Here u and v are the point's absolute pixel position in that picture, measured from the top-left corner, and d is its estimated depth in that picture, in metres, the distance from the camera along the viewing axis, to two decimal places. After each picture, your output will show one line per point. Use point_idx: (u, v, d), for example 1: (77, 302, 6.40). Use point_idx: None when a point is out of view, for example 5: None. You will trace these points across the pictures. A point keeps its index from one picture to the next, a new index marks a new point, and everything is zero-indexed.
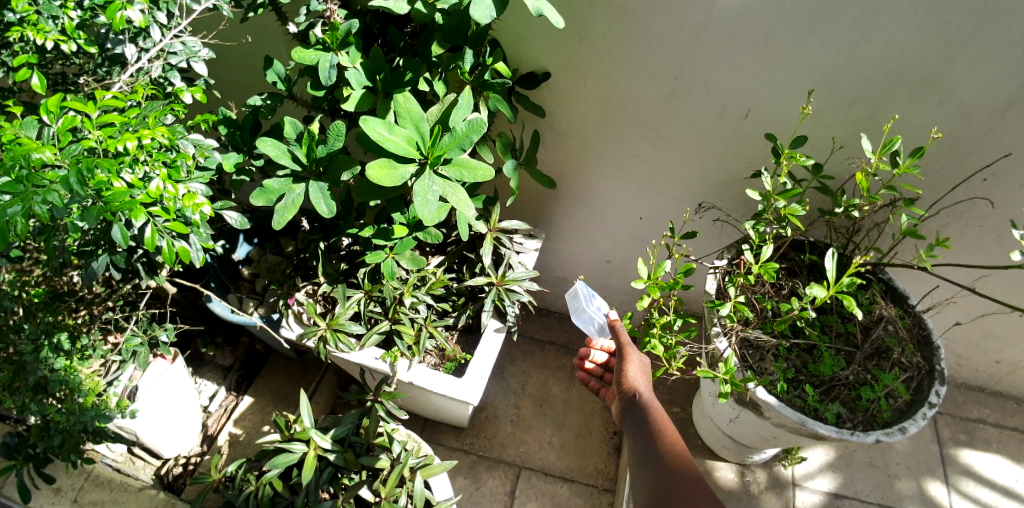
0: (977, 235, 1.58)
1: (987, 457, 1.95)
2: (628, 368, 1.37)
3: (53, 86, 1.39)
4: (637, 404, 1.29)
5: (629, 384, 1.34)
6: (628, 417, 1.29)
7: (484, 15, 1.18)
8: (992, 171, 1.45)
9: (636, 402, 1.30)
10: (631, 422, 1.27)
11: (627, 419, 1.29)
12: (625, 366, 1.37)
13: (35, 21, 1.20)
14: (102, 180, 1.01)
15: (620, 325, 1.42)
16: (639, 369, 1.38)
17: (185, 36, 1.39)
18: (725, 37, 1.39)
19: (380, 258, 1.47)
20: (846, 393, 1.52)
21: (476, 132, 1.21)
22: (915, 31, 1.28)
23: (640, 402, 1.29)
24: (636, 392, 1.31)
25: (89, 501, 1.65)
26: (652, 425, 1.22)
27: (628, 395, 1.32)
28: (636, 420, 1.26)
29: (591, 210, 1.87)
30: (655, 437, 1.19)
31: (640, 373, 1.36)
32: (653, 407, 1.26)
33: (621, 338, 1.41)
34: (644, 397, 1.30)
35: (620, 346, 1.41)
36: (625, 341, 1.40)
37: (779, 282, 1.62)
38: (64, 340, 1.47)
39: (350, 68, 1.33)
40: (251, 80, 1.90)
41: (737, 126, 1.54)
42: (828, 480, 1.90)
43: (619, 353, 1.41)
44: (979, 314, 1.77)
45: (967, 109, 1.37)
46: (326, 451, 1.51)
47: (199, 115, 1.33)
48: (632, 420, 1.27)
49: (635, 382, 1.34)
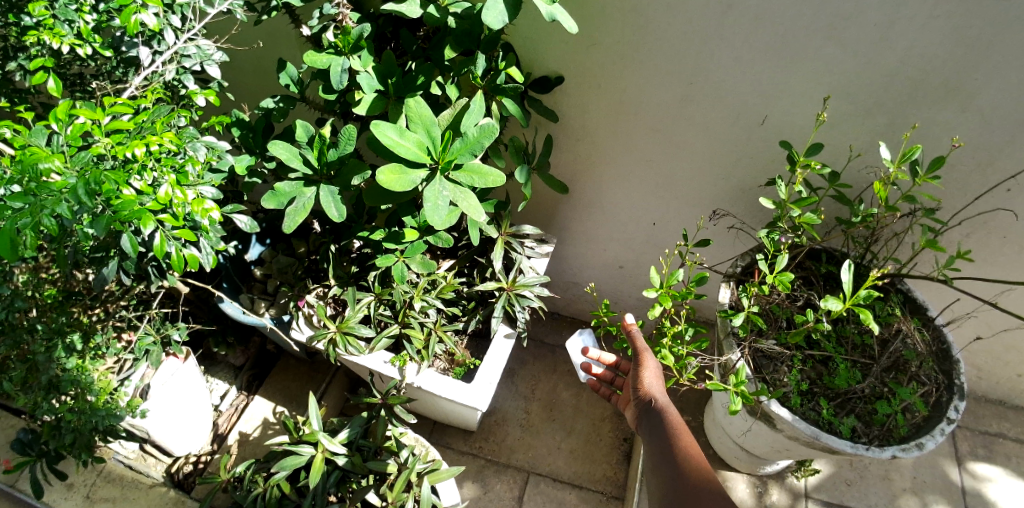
0: (1001, 247, 1.54)
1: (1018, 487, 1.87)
2: (643, 374, 1.33)
3: (70, 87, 1.43)
4: (655, 410, 1.25)
5: (645, 390, 1.31)
6: (644, 422, 1.26)
7: (496, 20, 1.16)
8: (1017, 181, 1.41)
9: (652, 408, 1.27)
10: (647, 429, 1.24)
11: (645, 426, 1.26)
12: (640, 371, 1.34)
13: (51, 25, 1.22)
14: (111, 189, 1.02)
15: (635, 330, 1.38)
16: (656, 374, 1.34)
17: (198, 39, 1.39)
18: (740, 44, 1.37)
19: (390, 262, 1.46)
20: (862, 407, 1.48)
21: (487, 138, 1.19)
22: (936, 37, 1.25)
23: (656, 409, 1.25)
24: (652, 399, 1.27)
25: (101, 497, 1.67)
26: (667, 430, 1.20)
27: (644, 401, 1.29)
28: (652, 427, 1.23)
29: (603, 215, 1.84)
30: (669, 442, 1.17)
31: (655, 378, 1.32)
32: (670, 412, 1.24)
33: (637, 343, 1.38)
34: (659, 403, 1.27)
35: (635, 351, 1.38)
36: (641, 346, 1.37)
37: (794, 293, 1.59)
38: (77, 339, 1.50)
39: (362, 72, 1.33)
40: (265, 82, 1.90)
41: (752, 132, 1.51)
42: (840, 493, 1.86)
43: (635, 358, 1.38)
44: (1000, 328, 1.73)
45: (990, 117, 1.33)
46: (336, 455, 1.50)
47: (212, 117, 1.34)
48: (648, 425, 1.25)
49: (650, 388, 1.30)
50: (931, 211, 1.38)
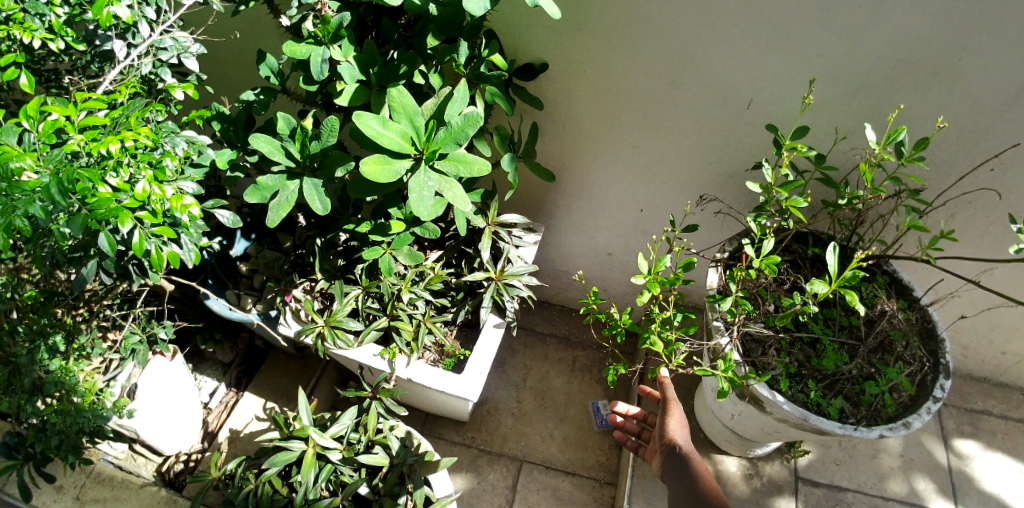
0: (985, 226, 1.56)
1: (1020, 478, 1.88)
2: (669, 421, 1.46)
3: (45, 82, 1.40)
4: (680, 456, 1.39)
5: (669, 437, 1.44)
6: (668, 466, 1.40)
7: (477, 6, 1.15)
8: (1000, 160, 1.42)
9: (677, 454, 1.40)
10: (672, 473, 1.38)
11: (670, 471, 1.39)
12: (667, 419, 1.47)
13: (22, 20, 1.19)
14: (85, 187, 1.00)
15: (668, 382, 1.47)
16: (680, 421, 1.48)
17: (175, 31, 1.36)
18: (726, 27, 1.36)
19: (377, 254, 1.44)
20: (850, 388, 1.49)
21: (472, 127, 1.17)
22: (922, 18, 1.24)
23: (681, 454, 1.39)
24: (677, 445, 1.41)
25: (91, 499, 1.64)
26: (692, 474, 1.34)
27: (668, 447, 1.43)
28: (677, 472, 1.37)
29: (592, 203, 1.84)
30: (694, 484, 1.31)
31: (680, 427, 1.46)
32: (693, 457, 1.38)
33: (667, 393, 1.49)
34: (684, 450, 1.40)
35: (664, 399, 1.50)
36: (670, 395, 1.49)
37: (780, 276, 1.60)
38: (60, 340, 1.48)
39: (342, 62, 1.31)
40: (245, 74, 1.87)
41: (738, 116, 1.51)
42: (831, 473, 1.88)
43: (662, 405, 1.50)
44: (985, 306, 1.75)
45: (975, 97, 1.33)
46: (327, 449, 1.49)
47: (192, 111, 1.32)
48: (673, 470, 1.38)
49: (675, 435, 1.44)
50: (917, 192, 1.38)
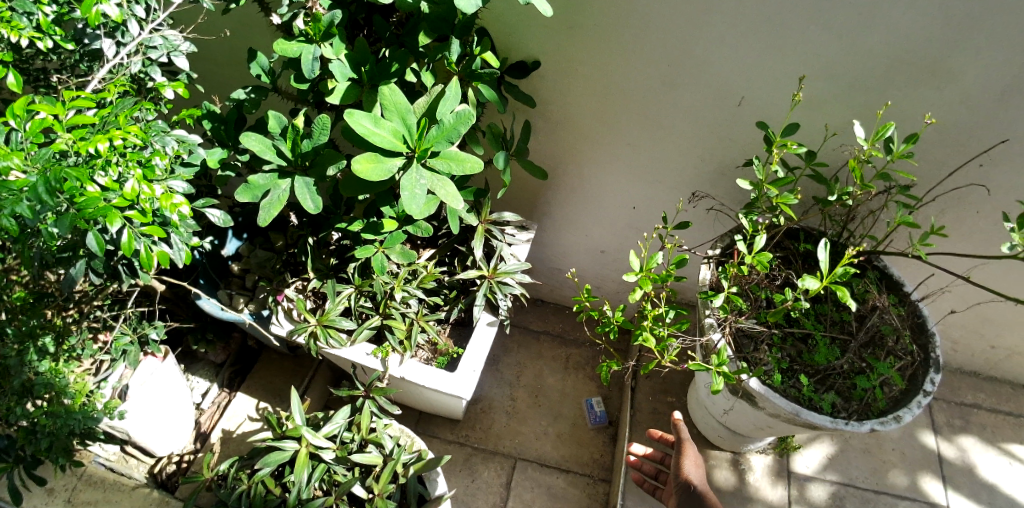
0: (974, 222, 1.57)
1: (1008, 470, 1.90)
2: (684, 461, 1.56)
3: (33, 81, 1.40)
4: (697, 494, 1.48)
5: (685, 476, 1.53)
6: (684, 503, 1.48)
7: (469, 4, 1.15)
8: (989, 156, 1.43)
9: (693, 492, 1.49)
10: None
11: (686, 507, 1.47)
12: (682, 459, 1.57)
13: (10, 18, 1.17)
14: (73, 186, 0.99)
15: (682, 423, 1.62)
16: (693, 462, 1.58)
17: (164, 30, 1.36)
18: (719, 25, 1.36)
19: (369, 253, 1.44)
20: (842, 382, 1.50)
21: (464, 124, 1.17)
22: (913, 16, 1.25)
23: (698, 493, 1.48)
24: (693, 484, 1.50)
25: (82, 501, 1.63)
26: None
27: (684, 485, 1.51)
28: None
29: (585, 201, 1.84)
30: None
31: (694, 468, 1.56)
32: (708, 497, 1.47)
33: (681, 434, 1.61)
34: (700, 489, 1.49)
35: (678, 440, 1.61)
36: (684, 437, 1.60)
37: (772, 272, 1.60)
38: (49, 342, 1.46)
39: (334, 60, 1.31)
40: (236, 73, 1.87)
41: (730, 114, 1.51)
42: (822, 467, 1.89)
43: (677, 446, 1.61)
44: (974, 301, 1.77)
45: (964, 94, 1.35)
46: (321, 449, 1.48)
47: (181, 110, 1.31)
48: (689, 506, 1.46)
49: (690, 475, 1.53)
50: (906, 188, 1.40)
